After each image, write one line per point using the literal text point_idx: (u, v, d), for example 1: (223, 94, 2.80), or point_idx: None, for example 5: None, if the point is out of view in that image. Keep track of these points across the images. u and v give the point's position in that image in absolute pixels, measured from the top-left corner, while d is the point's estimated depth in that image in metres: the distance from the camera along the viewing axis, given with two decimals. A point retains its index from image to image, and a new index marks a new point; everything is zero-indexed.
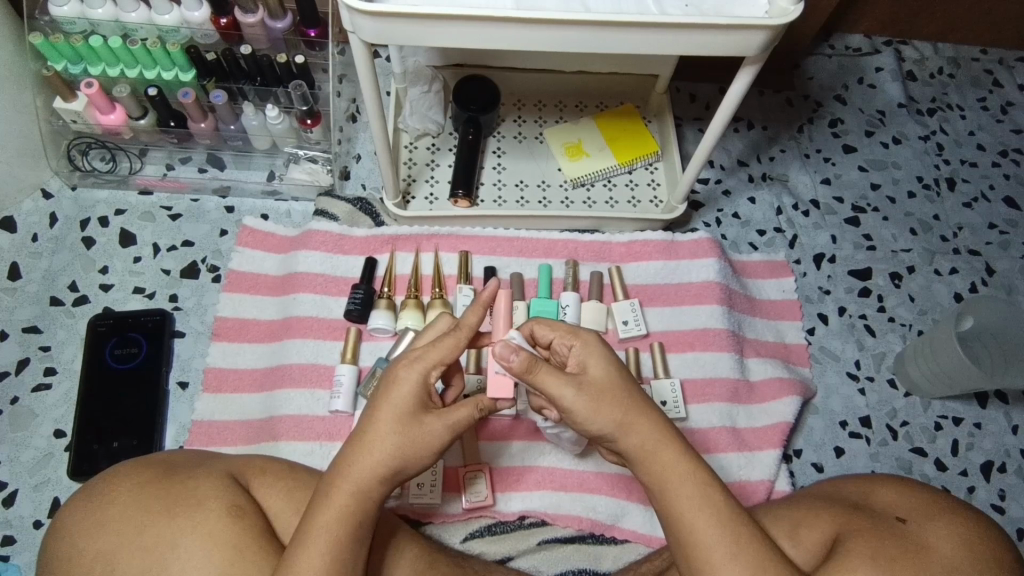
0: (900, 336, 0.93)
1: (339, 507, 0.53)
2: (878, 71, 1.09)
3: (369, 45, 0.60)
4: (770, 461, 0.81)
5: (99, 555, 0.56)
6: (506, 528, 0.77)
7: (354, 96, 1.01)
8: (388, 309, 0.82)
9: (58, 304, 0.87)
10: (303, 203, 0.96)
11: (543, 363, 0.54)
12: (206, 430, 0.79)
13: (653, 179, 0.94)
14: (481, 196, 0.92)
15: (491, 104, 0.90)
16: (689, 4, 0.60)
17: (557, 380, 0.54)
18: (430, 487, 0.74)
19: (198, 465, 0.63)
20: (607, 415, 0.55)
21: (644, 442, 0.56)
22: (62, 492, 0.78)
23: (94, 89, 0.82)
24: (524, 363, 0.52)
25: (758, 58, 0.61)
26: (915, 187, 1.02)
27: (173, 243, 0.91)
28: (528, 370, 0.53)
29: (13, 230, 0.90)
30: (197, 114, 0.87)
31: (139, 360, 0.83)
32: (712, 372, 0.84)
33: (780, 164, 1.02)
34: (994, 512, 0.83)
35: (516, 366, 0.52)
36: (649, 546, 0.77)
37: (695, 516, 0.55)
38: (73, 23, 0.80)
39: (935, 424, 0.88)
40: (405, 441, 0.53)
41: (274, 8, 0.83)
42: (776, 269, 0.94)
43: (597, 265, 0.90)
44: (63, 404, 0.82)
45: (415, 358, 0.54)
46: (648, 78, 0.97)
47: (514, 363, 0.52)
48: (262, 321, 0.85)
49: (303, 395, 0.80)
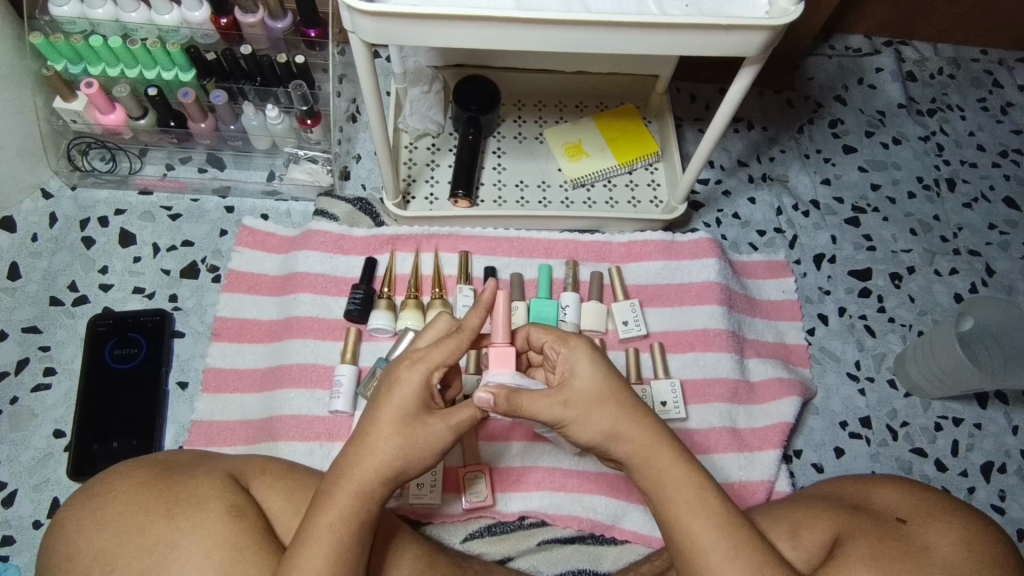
0: (900, 336, 0.93)
1: (340, 507, 0.53)
2: (879, 71, 1.09)
3: (369, 45, 0.60)
4: (771, 462, 0.81)
5: (99, 555, 0.56)
6: (506, 529, 0.77)
7: (354, 96, 1.01)
8: (388, 308, 0.82)
9: (58, 304, 0.87)
10: (303, 203, 0.96)
11: (524, 391, 0.54)
12: (207, 430, 0.79)
13: (654, 179, 0.94)
14: (481, 196, 0.92)
15: (491, 104, 0.90)
16: (689, 4, 0.60)
17: (545, 404, 0.55)
18: (430, 486, 0.74)
19: (197, 465, 0.62)
20: (597, 422, 0.55)
21: (637, 447, 0.56)
22: (62, 492, 0.78)
23: (94, 89, 0.83)
24: (503, 401, 0.52)
25: (758, 57, 0.61)
26: (915, 187, 1.02)
27: (173, 243, 0.91)
28: (512, 404, 0.53)
29: (12, 230, 0.90)
30: (197, 114, 0.87)
31: (139, 359, 0.83)
32: (712, 373, 0.84)
33: (781, 164, 1.02)
34: (994, 513, 0.83)
35: (495, 404, 0.52)
36: (649, 546, 0.77)
37: (692, 520, 0.55)
38: (73, 23, 0.80)
39: (935, 424, 0.88)
40: (407, 443, 0.53)
41: (274, 8, 0.83)
42: (777, 269, 0.94)
43: (597, 265, 0.90)
44: (63, 404, 0.82)
45: (417, 359, 0.55)
46: (648, 79, 0.97)
47: (492, 402, 0.52)
48: (261, 321, 0.85)
49: (303, 395, 0.80)
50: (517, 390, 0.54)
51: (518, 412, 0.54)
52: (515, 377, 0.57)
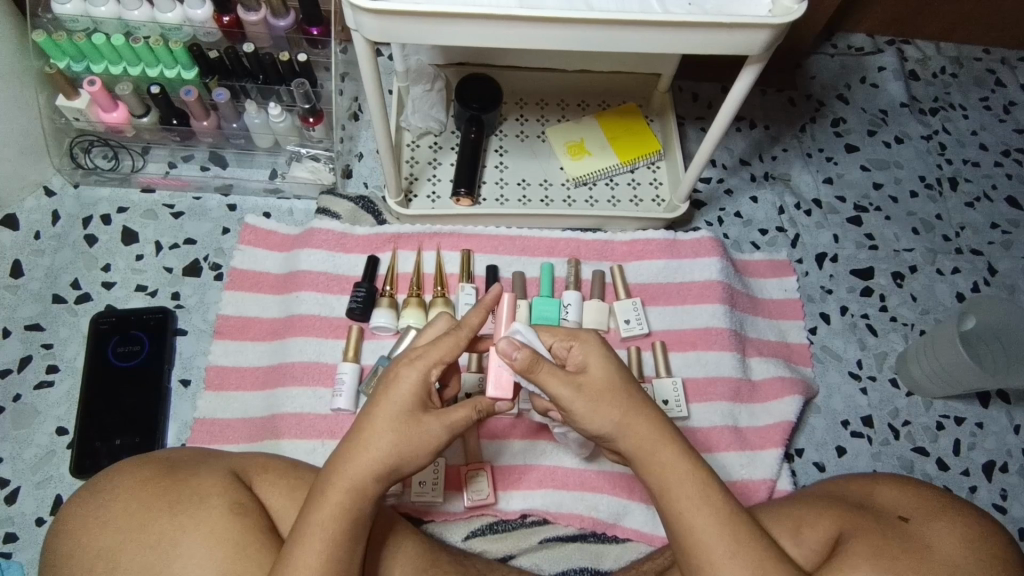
0: (901, 335, 0.93)
1: (334, 505, 0.53)
2: (881, 70, 1.08)
3: (372, 44, 0.60)
4: (772, 461, 0.81)
5: (101, 553, 0.56)
6: (507, 527, 0.77)
7: (357, 95, 1.01)
8: (389, 307, 0.82)
9: (61, 302, 0.87)
10: (305, 202, 0.96)
11: (545, 361, 0.54)
12: (209, 428, 0.79)
13: (656, 178, 0.94)
14: (483, 195, 0.92)
15: (493, 103, 0.90)
16: (692, 3, 0.60)
17: (558, 380, 0.54)
18: (432, 484, 0.74)
19: (199, 462, 0.62)
20: (607, 414, 0.55)
21: (643, 441, 0.56)
22: (64, 490, 0.78)
23: (97, 87, 0.83)
24: (525, 361, 0.52)
25: (760, 57, 0.61)
26: (917, 187, 1.02)
27: (176, 242, 0.91)
28: (531, 369, 0.53)
29: (14, 228, 0.90)
30: (200, 112, 0.86)
31: (141, 357, 0.83)
32: (714, 372, 0.84)
33: (783, 164, 1.02)
34: (995, 512, 0.83)
35: (517, 363, 0.52)
36: (650, 545, 0.77)
37: (694, 516, 0.55)
38: (76, 22, 0.81)
39: (937, 424, 0.88)
40: (401, 440, 0.53)
41: (276, 7, 0.83)
42: (778, 268, 0.94)
43: (598, 264, 0.90)
44: (66, 402, 0.82)
45: (416, 357, 0.55)
46: (651, 78, 0.97)
47: (515, 361, 0.52)
48: (264, 319, 0.85)
49: (305, 394, 0.80)
50: (539, 357, 0.54)
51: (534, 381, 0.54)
52: (529, 335, 0.56)
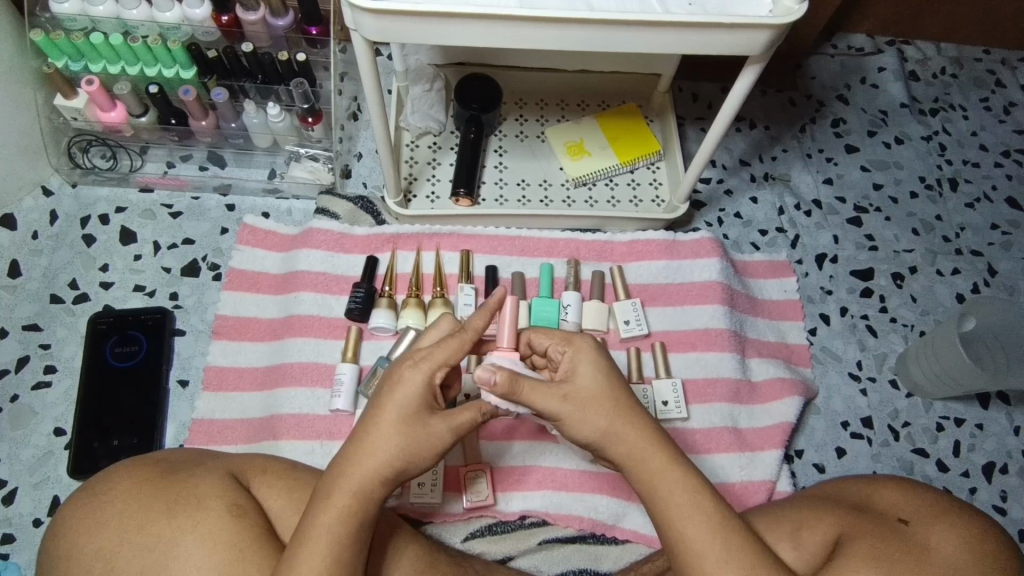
0: (901, 336, 0.93)
1: (341, 507, 0.53)
2: (881, 71, 1.08)
3: (371, 43, 0.60)
4: (771, 462, 0.80)
5: (99, 554, 0.56)
6: (506, 528, 0.77)
7: (355, 95, 1.00)
8: (388, 308, 0.82)
9: (59, 302, 0.87)
10: (303, 202, 0.95)
11: (526, 379, 0.54)
12: (207, 428, 0.79)
13: (655, 179, 0.94)
14: (482, 195, 0.92)
15: (492, 103, 0.90)
16: (692, 2, 0.60)
17: (544, 394, 0.54)
18: (431, 486, 0.74)
19: (197, 464, 0.62)
20: (593, 423, 0.55)
21: (632, 450, 0.56)
22: (62, 491, 0.78)
23: (95, 86, 0.82)
24: (505, 383, 0.52)
25: (761, 57, 0.61)
26: (916, 188, 1.02)
27: (174, 241, 0.91)
28: (513, 389, 0.52)
29: (13, 227, 0.90)
30: (198, 111, 0.86)
31: (139, 358, 0.82)
32: (713, 373, 0.84)
33: (782, 164, 1.02)
34: (995, 514, 0.83)
35: (497, 387, 0.52)
36: (649, 546, 0.77)
37: (686, 523, 0.54)
38: (74, 21, 0.80)
39: (937, 425, 0.88)
40: (408, 442, 0.53)
41: (275, 6, 0.83)
42: (778, 269, 0.93)
43: (598, 265, 0.89)
44: (63, 402, 0.82)
45: (420, 360, 0.54)
46: (650, 78, 0.97)
47: (494, 385, 0.52)
48: (262, 320, 0.85)
49: (303, 394, 0.80)
50: (519, 376, 0.53)
51: (517, 399, 0.54)
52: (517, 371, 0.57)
